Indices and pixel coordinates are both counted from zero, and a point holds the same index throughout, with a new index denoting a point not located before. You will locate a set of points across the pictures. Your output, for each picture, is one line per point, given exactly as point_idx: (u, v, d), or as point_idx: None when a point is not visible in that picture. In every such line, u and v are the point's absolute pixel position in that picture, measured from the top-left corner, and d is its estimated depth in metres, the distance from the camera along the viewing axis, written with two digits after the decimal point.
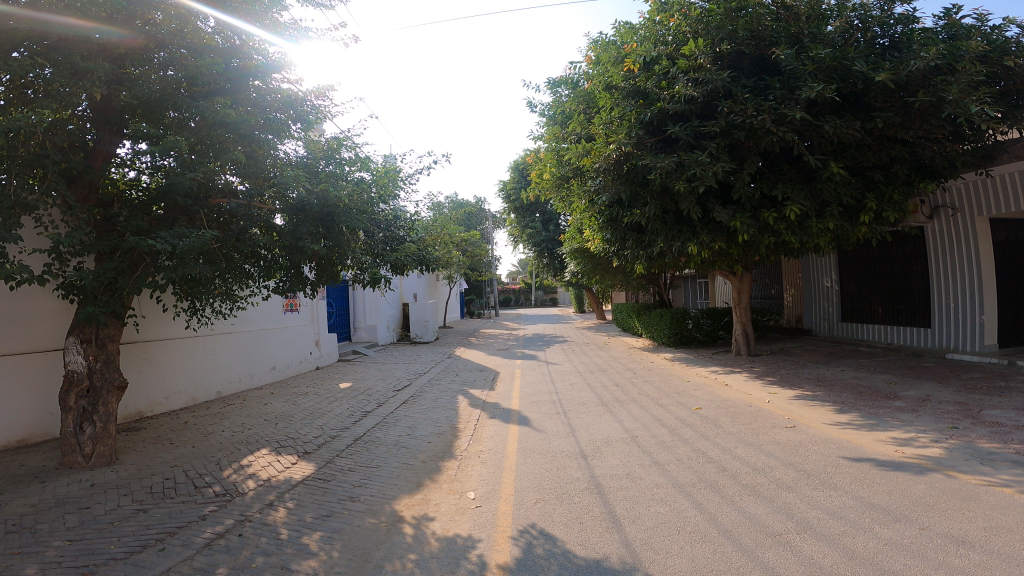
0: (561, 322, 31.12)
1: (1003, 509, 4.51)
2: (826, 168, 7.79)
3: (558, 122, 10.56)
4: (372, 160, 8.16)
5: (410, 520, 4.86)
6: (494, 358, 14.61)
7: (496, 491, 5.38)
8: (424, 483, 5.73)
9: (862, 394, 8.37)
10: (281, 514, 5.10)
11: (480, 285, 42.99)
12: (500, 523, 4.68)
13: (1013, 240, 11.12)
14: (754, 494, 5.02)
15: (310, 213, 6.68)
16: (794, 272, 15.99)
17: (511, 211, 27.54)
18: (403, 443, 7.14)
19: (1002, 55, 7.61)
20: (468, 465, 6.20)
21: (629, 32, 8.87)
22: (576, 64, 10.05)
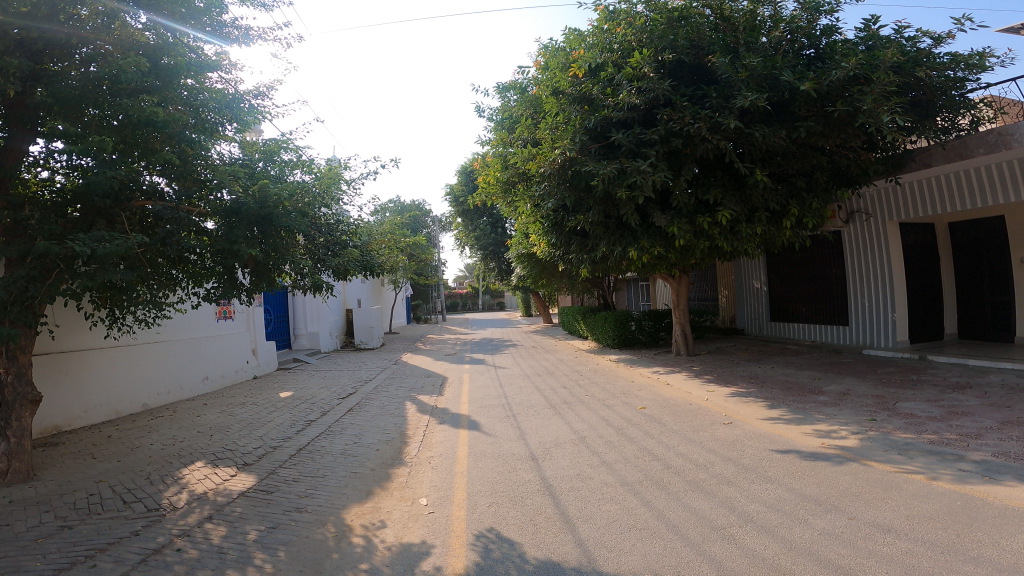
0: (509, 326, 31.13)
1: (921, 497, 4.88)
2: (755, 175, 8.16)
3: (505, 126, 10.59)
4: (314, 162, 8.03)
5: (363, 528, 4.81)
6: (440, 364, 14.52)
7: (449, 497, 5.38)
8: (375, 491, 5.68)
9: (791, 390, 8.85)
10: (224, 526, 4.96)
11: (427, 289, 42.69)
12: (454, 528, 4.70)
13: (921, 244, 11.98)
14: (698, 489, 5.24)
15: (246, 215, 6.49)
16: (727, 274, 16.67)
17: (458, 215, 27.46)
18: (349, 452, 7.02)
19: (914, 66, 8.14)
20: (419, 471, 6.18)
21: (577, 39, 8.95)
22: (524, 69, 10.10)
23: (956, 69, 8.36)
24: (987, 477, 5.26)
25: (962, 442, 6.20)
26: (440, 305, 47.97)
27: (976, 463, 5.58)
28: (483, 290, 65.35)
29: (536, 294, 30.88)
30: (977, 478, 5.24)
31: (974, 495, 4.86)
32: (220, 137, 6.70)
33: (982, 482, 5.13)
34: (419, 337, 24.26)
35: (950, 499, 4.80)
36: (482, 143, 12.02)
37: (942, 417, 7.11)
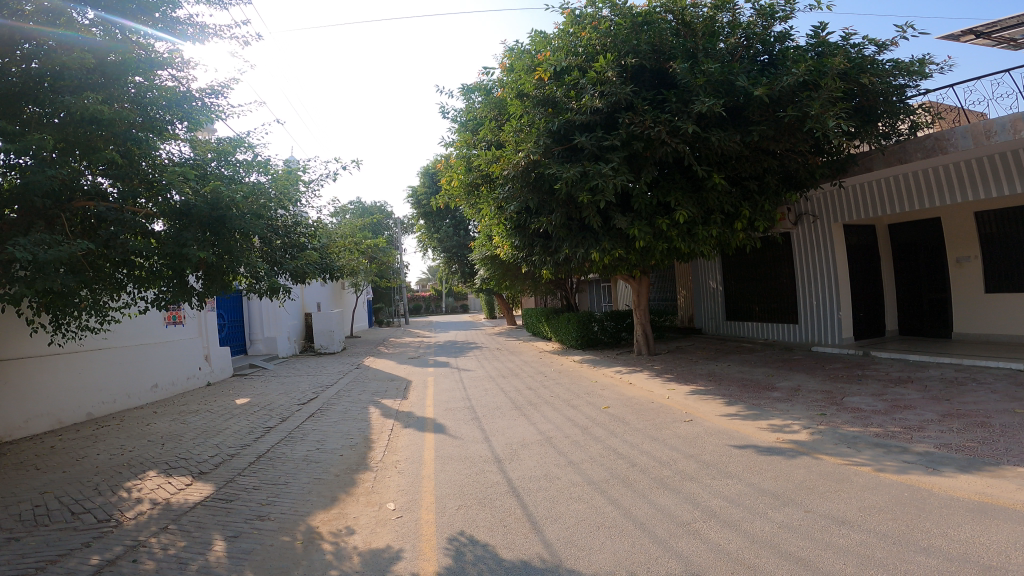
0: (472, 328, 31.04)
1: (871, 489, 5.10)
2: (712, 178, 8.38)
3: (469, 128, 10.60)
4: (271, 162, 7.81)
5: (329, 535, 4.73)
6: (403, 367, 14.40)
7: (416, 501, 5.35)
8: (340, 497, 5.59)
9: (747, 386, 9.12)
10: (182, 536, 4.80)
11: (388, 292, 42.24)
12: (423, 532, 4.67)
13: (863, 244, 12.52)
14: (662, 487, 5.35)
15: (196, 215, 6.20)
16: (684, 275, 17.05)
17: (420, 216, 27.22)
18: (312, 458, 6.89)
19: (859, 73, 8.48)
20: (385, 476, 6.11)
21: (543, 41, 9.02)
22: (489, 71, 10.13)
23: (899, 76, 8.78)
24: (930, 468, 5.53)
25: (907, 435, 6.50)
26: (402, 307, 47.50)
27: (920, 455, 5.86)
28: (443, 292, 64.97)
29: (499, 296, 30.86)
30: (922, 469, 5.51)
31: (920, 486, 5.10)
32: (168, 136, 6.42)
33: (926, 473, 5.39)
34: (381, 340, 23.99)
35: (898, 490, 5.03)
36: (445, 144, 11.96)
37: (886, 411, 7.45)
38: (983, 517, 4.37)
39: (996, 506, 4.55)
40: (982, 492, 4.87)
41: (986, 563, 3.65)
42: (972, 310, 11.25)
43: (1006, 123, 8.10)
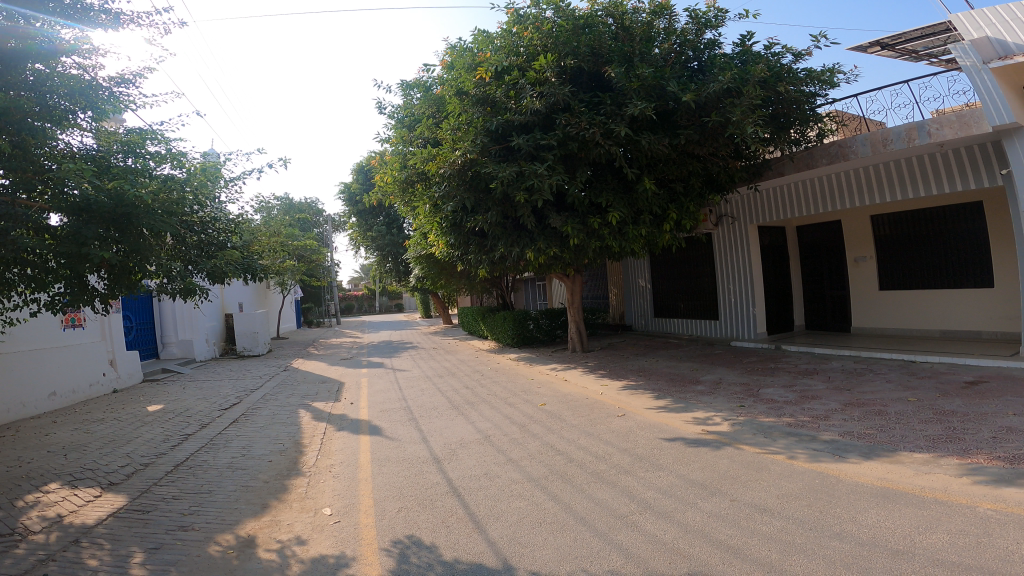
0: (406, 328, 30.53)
1: (787, 477, 5.41)
2: (642, 181, 8.66)
3: (405, 125, 10.42)
4: (186, 155, 7.34)
5: (260, 543, 4.52)
6: (335, 369, 13.99)
7: (354, 505, 5.20)
8: (271, 504, 5.35)
9: (673, 381, 9.45)
10: (95, 550, 4.46)
11: (318, 292, 40.93)
12: (363, 536, 4.55)
13: (775, 245, 13.25)
14: (600, 481, 5.45)
15: (96, 213, 5.56)
16: (615, 274, 17.45)
17: (352, 214, 26.50)
18: (237, 465, 6.57)
19: (776, 81, 8.96)
20: (320, 481, 5.91)
21: (486, 40, 8.93)
22: (429, 68, 9.97)
23: (810, 84, 9.33)
24: (837, 455, 5.92)
25: (815, 424, 6.93)
26: (332, 307, 46.17)
27: (827, 443, 6.26)
28: (373, 291, 63.60)
29: (435, 295, 30.43)
30: (830, 457, 5.89)
31: (829, 473, 5.45)
32: (69, 125, 5.82)
33: (833, 461, 5.77)
34: (311, 341, 23.21)
35: (810, 477, 5.36)
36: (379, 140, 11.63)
37: (797, 401, 7.91)
38: (885, 501, 4.71)
39: (896, 491, 4.92)
40: (883, 477, 5.25)
41: (889, 543, 3.93)
42: (868, 306, 12.13)
43: (902, 131, 8.85)
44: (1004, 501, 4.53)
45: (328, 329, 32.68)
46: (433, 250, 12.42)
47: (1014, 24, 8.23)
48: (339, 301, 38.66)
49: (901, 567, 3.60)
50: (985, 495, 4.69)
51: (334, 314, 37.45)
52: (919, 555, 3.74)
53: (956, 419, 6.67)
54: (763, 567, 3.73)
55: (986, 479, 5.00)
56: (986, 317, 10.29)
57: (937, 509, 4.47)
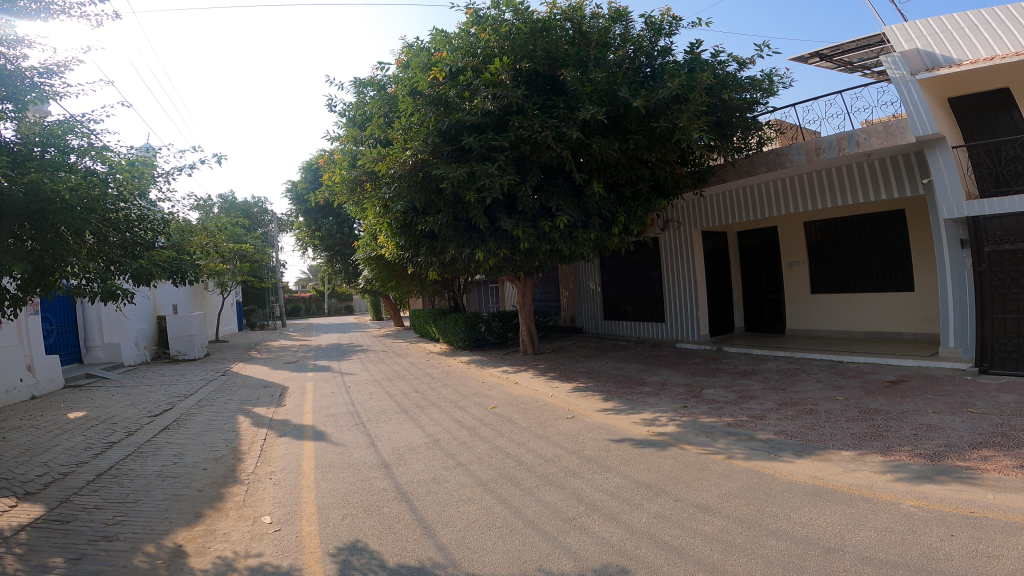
0: (355, 330, 29.95)
1: (727, 476, 5.57)
2: (591, 185, 8.80)
3: (357, 123, 10.21)
4: (112, 151, 6.84)
5: (195, 553, 4.34)
6: (279, 373, 13.57)
7: (296, 512, 5.05)
8: (205, 513, 5.13)
9: (621, 382, 9.59)
10: (7, 564, 4.16)
11: (263, 293, 39.59)
12: (306, 544, 4.42)
13: (718, 249, 13.64)
14: (548, 483, 5.48)
15: (8, 210, 5.07)
16: (565, 277, 17.60)
17: (300, 212, 25.90)
18: (168, 473, 6.27)
19: (722, 90, 9.22)
20: (259, 489, 5.71)
21: (443, 39, 8.83)
22: (384, 66, 9.78)
23: (751, 92, 9.65)
24: (772, 454, 6.13)
25: (752, 423, 7.17)
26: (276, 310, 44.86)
27: (763, 442, 6.48)
28: (320, 293, 62.13)
29: (386, 296, 29.92)
30: (765, 455, 6.09)
31: (765, 472, 5.64)
32: None
33: (768, 459, 5.98)
34: (253, 344, 22.43)
35: (747, 476, 5.53)
36: (329, 139, 11.31)
37: (736, 402, 8.16)
38: (818, 498, 4.91)
39: (826, 488, 5.14)
40: (814, 475, 5.47)
41: (821, 541, 4.09)
42: (801, 309, 12.65)
43: (832, 141, 9.29)
44: (925, 498, 4.78)
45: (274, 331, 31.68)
46: (383, 252, 12.20)
47: (943, 38, 8.79)
48: (284, 303, 37.55)
49: (833, 564, 3.74)
50: (908, 491, 4.94)
51: (281, 317, 36.33)
52: (848, 552, 3.90)
53: (880, 417, 7.02)
54: (705, 567, 3.82)
55: (909, 476, 5.27)
56: (907, 319, 10.91)
57: (865, 507, 4.68)
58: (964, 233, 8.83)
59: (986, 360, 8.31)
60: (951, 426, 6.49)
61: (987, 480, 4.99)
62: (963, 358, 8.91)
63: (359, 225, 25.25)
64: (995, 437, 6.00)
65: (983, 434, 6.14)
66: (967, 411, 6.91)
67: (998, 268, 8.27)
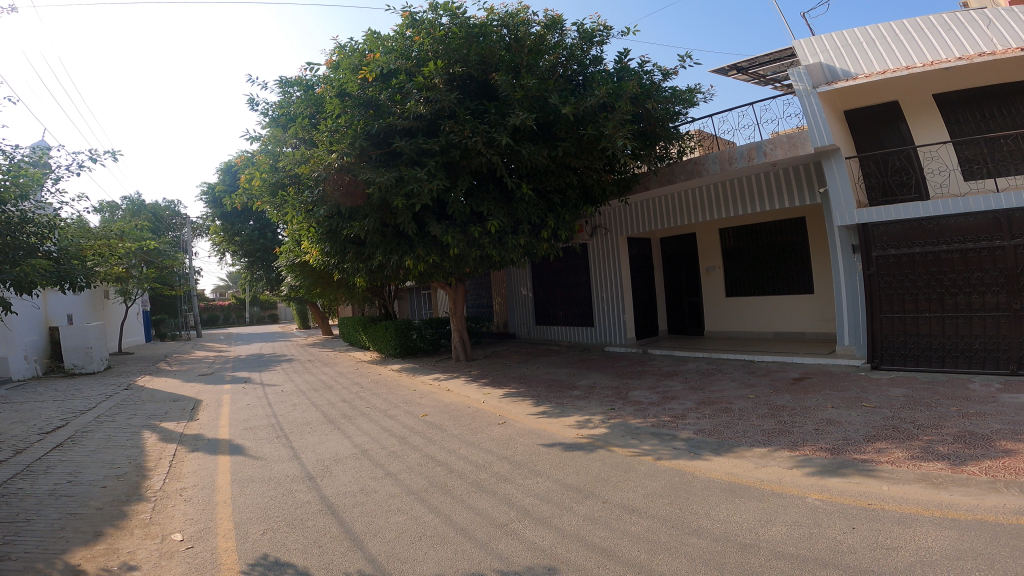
0: (280, 340, 28.90)
1: (651, 476, 5.69)
2: (521, 190, 8.84)
3: (281, 124, 9.81)
4: None
5: (95, 574, 4.02)
6: (193, 386, 12.85)
7: (211, 529, 4.78)
8: (106, 532, 4.77)
9: (552, 387, 9.65)
10: None
11: (175, 302, 37.53)
12: (222, 560, 4.19)
13: (644, 255, 13.99)
14: (479, 489, 5.43)
15: None
16: (497, 283, 17.60)
17: (216, 217, 24.83)
18: (61, 492, 5.80)
19: (647, 99, 9.45)
20: (167, 506, 5.36)
21: (377, 40, 8.61)
22: (313, 67, 9.45)
23: (673, 102, 9.95)
24: (693, 452, 6.31)
25: (674, 423, 7.37)
26: (192, 319, 42.64)
27: (685, 441, 6.67)
28: (241, 301, 59.52)
29: (312, 304, 28.97)
30: (687, 454, 6.27)
31: (685, 470, 5.80)
32: None
33: (690, 458, 6.15)
34: (163, 356, 21.16)
35: (670, 475, 5.67)
36: (249, 140, 10.82)
37: (661, 403, 8.36)
38: (734, 495, 5.09)
39: (741, 484, 5.33)
40: (731, 472, 5.68)
41: (738, 537, 4.22)
42: (718, 311, 13.14)
43: (744, 151, 9.73)
44: (828, 491, 5.05)
45: (188, 342, 29.99)
46: (308, 258, 11.78)
47: (843, 52, 9.31)
48: (199, 312, 35.72)
49: (750, 560, 3.86)
50: (813, 485, 5.20)
51: (196, 327, 34.45)
52: (763, 547, 4.05)
53: (786, 412, 7.38)
54: (634, 567, 3.87)
55: (814, 470, 5.54)
56: (810, 320, 11.53)
57: (775, 501, 4.89)
58: (855, 239, 9.43)
59: (876, 357, 8.91)
60: (849, 419, 6.91)
61: (881, 472, 5.32)
62: (857, 355, 9.55)
63: (281, 230, 24.49)
64: (887, 430, 6.41)
65: (877, 427, 6.55)
66: (863, 405, 7.36)
67: (885, 271, 8.83)
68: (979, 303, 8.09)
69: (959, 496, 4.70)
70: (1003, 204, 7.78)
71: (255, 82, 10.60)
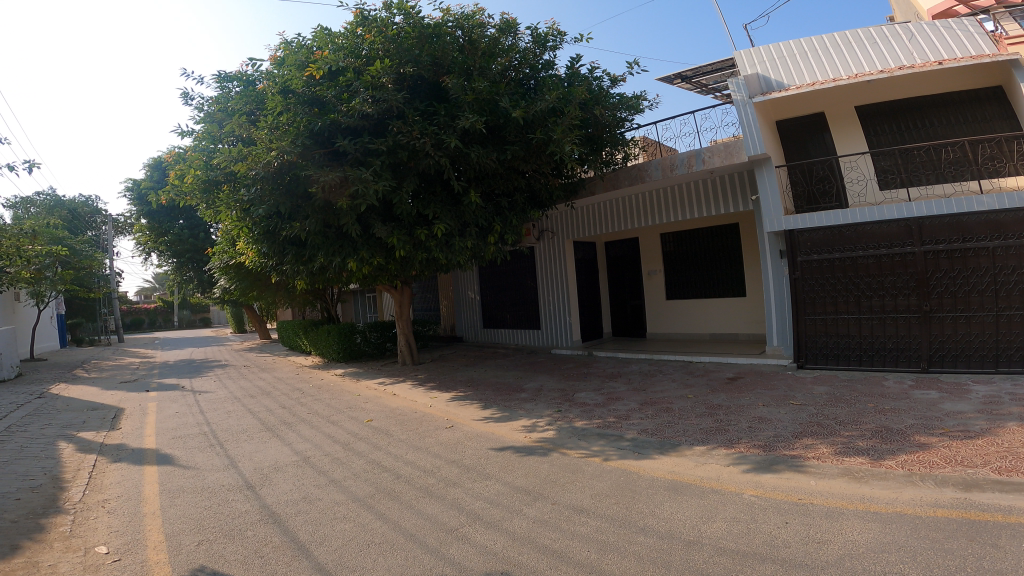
0: (211, 344, 27.69)
1: (598, 476, 5.74)
2: (468, 194, 8.80)
3: (215, 119, 9.37)
4: None
5: None
6: (116, 394, 12.10)
7: (140, 540, 4.50)
8: (22, 545, 4.41)
9: (499, 390, 9.62)
10: None
11: (95, 305, 35.39)
12: (154, 573, 3.94)
13: (589, 258, 14.16)
14: (428, 494, 5.33)
15: None
16: (444, 286, 17.45)
17: (140, 216, 23.58)
18: None
19: (595, 105, 9.58)
20: (90, 518, 5.01)
21: (327, 37, 8.36)
22: (255, 62, 9.09)
23: (620, 109, 10.13)
24: (638, 452, 6.42)
25: (619, 423, 7.48)
26: (113, 324, 40.31)
27: (629, 441, 6.78)
28: (167, 304, 56.71)
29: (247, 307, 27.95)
30: (632, 454, 6.37)
31: (630, 470, 5.88)
32: None
33: (636, 458, 6.24)
34: (81, 362, 19.89)
35: (616, 475, 5.73)
36: (180, 135, 10.30)
37: (606, 404, 8.48)
38: (677, 493, 5.20)
39: (683, 482, 5.46)
40: (673, 470, 5.80)
41: (683, 535, 4.31)
42: (658, 314, 13.45)
43: (684, 159, 10.01)
44: (762, 487, 5.23)
45: (109, 348, 28.23)
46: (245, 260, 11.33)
47: (778, 63, 9.72)
48: (121, 316, 33.78)
49: (695, 557, 3.94)
50: (748, 481, 5.38)
51: (118, 332, 32.58)
52: (706, 544, 4.15)
53: (722, 411, 7.62)
54: (585, 567, 3.88)
55: (748, 467, 5.72)
56: (745, 322, 11.95)
57: (715, 498, 5.02)
58: (782, 245, 9.83)
59: (801, 357, 9.30)
60: (778, 417, 7.20)
61: (809, 467, 5.56)
62: (784, 355, 9.97)
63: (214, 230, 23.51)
64: (813, 427, 6.70)
65: (804, 424, 6.84)
66: (791, 403, 7.69)
67: (808, 276, 9.25)
68: (893, 305, 8.58)
69: (880, 490, 4.95)
70: (914, 212, 8.29)
71: (190, 75, 10.10)
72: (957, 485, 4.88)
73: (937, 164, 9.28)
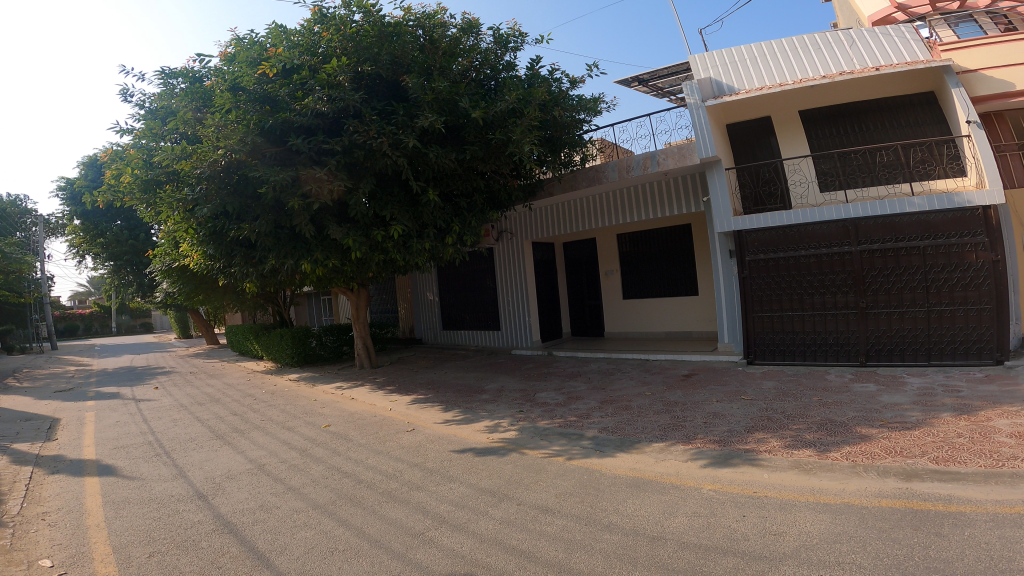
0: (153, 351, 26.61)
1: (561, 475, 5.76)
2: (426, 194, 8.72)
3: (156, 116, 8.99)
4: None
5: None
6: (51, 403, 11.47)
7: (86, 554, 4.27)
8: None
9: (460, 392, 9.56)
10: None
11: (25, 311, 33.53)
12: None
13: (547, 259, 14.22)
14: (392, 499, 5.25)
15: None
16: (402, 288, 17.25)
17: (74, 217, 22.47)
18: None
19: (553, 107, 9.63)
20: (29, 532, 4.74)
21: (281, 33, 8.14)
22: (203, 58, 8.77)
23: (579, 111, 10.19)
24: (599, 450, 6.47)
25: (580, 422, 7.53)
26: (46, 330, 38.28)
27: (591, 440, 6.83)
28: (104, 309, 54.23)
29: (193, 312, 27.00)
30: (594, 452, 6.42)
31: (593, 468, 5.93)
32: None
33: (598, 456, 6.29)
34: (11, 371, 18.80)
35: (579, 474, 5.77)
36: (119, 132, 9.85)
37: (566, 403, 8.52)
38: (639, 489, 5.27)
39: (644, 479, 5.53)
40: (634, 467, 5.87)
41: (647, 531, 4.36)
42: (615, 314, 13.61)
43: (639, 160, 10.18)
44: (720, 481, 5.35)
45: (41, 356, 26.79)
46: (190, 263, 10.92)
47: (730, 67, 9.98)
48: (54, 322, 32.11)
49: (660, 552, 4.00)
50: (706, 476, 5.49)
51: (52, 339, 30.96)
52: (670, 539, 4.21)
53: (679, 408, 7.76)
54: (553, 566, 3.89)
55: (707, 462, 5.85)
56: (699, 321, 12.21)
57: (675, 494, 5.10)
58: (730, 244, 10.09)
59: (751, 353, 9.59)
60: (731, 412, 7.38)
61: (764, 460, 5.72)
62: (735, 351, 10.25)
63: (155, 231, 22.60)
64: (764, 421, 6.90)
65: (757, 419, 7.03)
66: (743, 398, 7.90)
67: (755, 274, 9.52)
68: (834, 302, 8.93)
69: (829, 481, 5.13)
70: (852, 213, 8.65)
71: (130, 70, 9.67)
72: (899, 475, 5.09)
73: (873, 167, 9.67)
